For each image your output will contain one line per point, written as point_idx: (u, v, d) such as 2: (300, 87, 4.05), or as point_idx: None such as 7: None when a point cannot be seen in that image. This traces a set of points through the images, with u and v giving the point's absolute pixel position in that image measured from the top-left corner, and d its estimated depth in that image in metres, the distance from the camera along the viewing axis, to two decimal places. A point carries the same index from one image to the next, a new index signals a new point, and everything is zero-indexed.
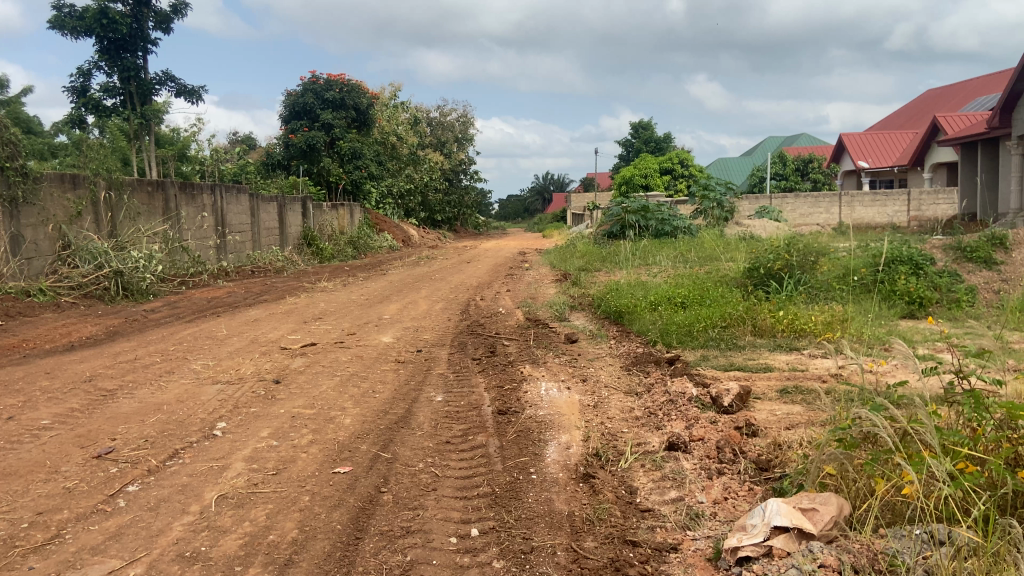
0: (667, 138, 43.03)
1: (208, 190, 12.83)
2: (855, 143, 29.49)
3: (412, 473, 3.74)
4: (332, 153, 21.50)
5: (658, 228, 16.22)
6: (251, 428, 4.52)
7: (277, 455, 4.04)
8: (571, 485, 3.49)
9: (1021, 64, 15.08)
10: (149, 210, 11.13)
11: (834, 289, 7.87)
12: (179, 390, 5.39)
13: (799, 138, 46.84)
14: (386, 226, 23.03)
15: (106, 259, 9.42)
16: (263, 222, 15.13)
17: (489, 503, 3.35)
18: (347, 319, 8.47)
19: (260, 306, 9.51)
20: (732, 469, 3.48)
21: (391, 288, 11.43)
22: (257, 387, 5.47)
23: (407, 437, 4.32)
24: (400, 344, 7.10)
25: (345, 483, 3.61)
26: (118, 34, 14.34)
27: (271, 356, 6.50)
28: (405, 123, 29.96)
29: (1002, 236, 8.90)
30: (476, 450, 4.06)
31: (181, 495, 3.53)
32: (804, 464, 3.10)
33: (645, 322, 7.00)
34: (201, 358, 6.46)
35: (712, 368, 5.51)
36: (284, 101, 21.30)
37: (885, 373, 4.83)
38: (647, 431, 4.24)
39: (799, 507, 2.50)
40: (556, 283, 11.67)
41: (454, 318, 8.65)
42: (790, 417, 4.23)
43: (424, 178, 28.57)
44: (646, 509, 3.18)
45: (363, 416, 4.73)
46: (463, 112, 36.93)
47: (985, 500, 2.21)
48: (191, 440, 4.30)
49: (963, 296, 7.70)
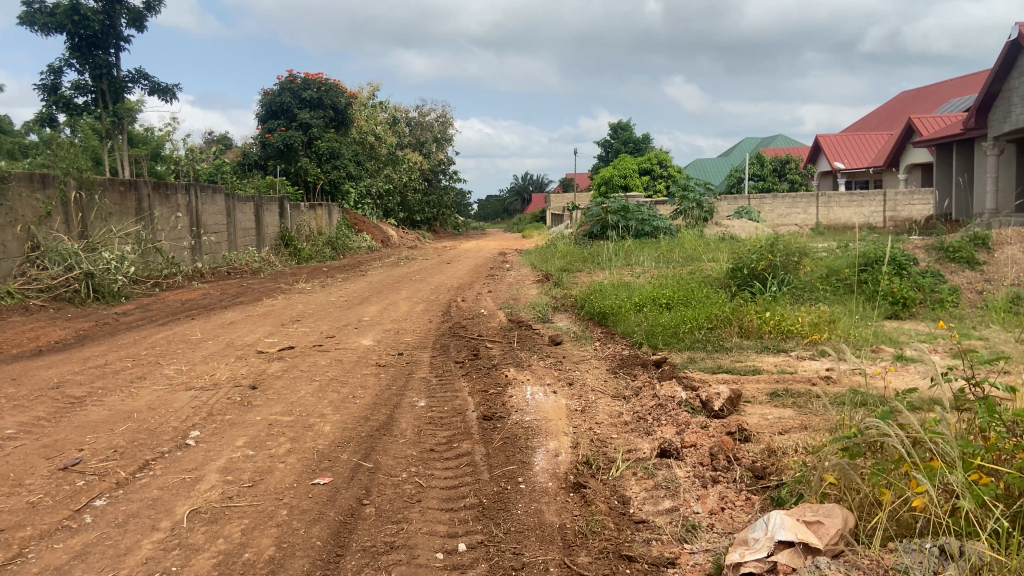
0: (645, 138, 43.12)
1: (183, 190, 12.53)
2: (832, 143, 29.72)
3: (395, 484, 3.58)
4: (310, 153, 21.20)
5: (639, 228, 16.16)
6: (226, 436, 4.34)
7: (253, 465, 3.86)
8: (562, 495, 3.36)
9: (998, 64, 15.21)
10: (121, 210, 10.83)
11: (817, 290, 7.85)
12: (151, 397, 5.19)
13: (775, 139, 47.22)
14: (365, 226, 22.79)
15: (76, 260, 9.15)
16: (239, 223, 14.83)
17: (476, 515, 3.21)
18: (326, 321, 8.28)
19: (236, 308, 9.29)
20: (727, 477, 3.37)
21: (370, 289, 11.23)
22: (232, 394, 5.27)
23: (390, 445, 4.16)
24: (380, 347, 6.93)
25: (325, 495, 3.45)
26: (90, 31, 13.99)
27: (247, 360, 6.30)
28: (383, 122, 29.71)
29: (983, 237, 8.92)
30: (461, 459, 3.92)
31: (151, 509, 3.35)
32: (803, 472, 3.00)
33: (630, 324, 6.91)
34: (174, 363, 6.25)
35: (699, 370, 5.42)
36: (260, 100, 20.99)
37: (878, 378, 4.77)
38: (637, 437, 4.13)
39: (803, 520, 2.39)
40: (538, 284, 11.55)
41: (435, 319, 8.49)
42: (783, 421, 4.14)
43: (403, 178, 28.33)
44: (640, 521, 3.06)
45: (343, 423, 4.56)
46: (442, 112, 36.76)
47: (1003, 515, 2.09)
48: (162, 451, 4.11)
49: (947, 297, 7.70)
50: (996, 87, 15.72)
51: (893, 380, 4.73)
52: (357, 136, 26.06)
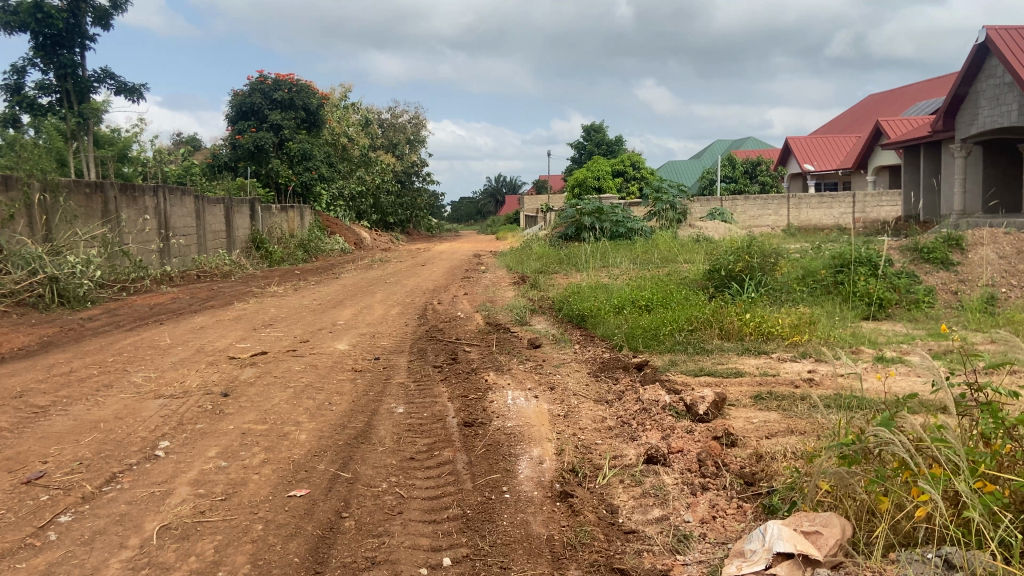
0: (618, 141, 43.28)
1: (150, 191, 12.23)
2: (801, 146, 30.06)
3: (375, 495, 3.46)
4: (281, 154, 20.90)
5: (614, 229, 16.15)
6: (197, 447, 4.18)
7: (226, 477, 3.71)
8: (548, 504, 3.27)
9: (964, 69, 15.45)
10: (87, 212, 10.53)
11: (794, 291, 7.88)
12: (118, 406, 4.99)
13: (744, 142, 47.70)
14: (338, 229, 22.54)
15: (40, 264, 8.86)
16: (209, 225, 14.53)
17: (460, 527, 3.10)
18: (300, 325, 8.11)
19: (206, 313, 9.07)
20: (716, 484, 3.30)
21: (344, 292, 11.06)
22: (203, 402, 5.09)
23: (368, 454, 4.03)
24: (356, 351, 6.79)
25: (302, 509, 3.32)
26: (54, 30, 13.61)
27: (218, 367, 6.12)
28: (356, 124, 29.46)
29: (957, 238, 9.02)
30: (443, 467, 3.81)
31: (119, 525, 3.20)
32: (796, 478, 2.95)
33: (609, 326, 6.85)
34: (142, 370, 6.04)
35: (682, 373, 5.36)
36: (230, 101, 20.64)
37: (861, 380, 4.76)
38: (622, 442, 4.05)
39: (801, 531, 2.33)
40: (514, 285, 11.46)
41: (412, 323, 8.34)
42: (768, 425, 4.08)
43: (376, 180, 28.10)
44: (630, 531, 2.98)
45: (320, 432, 4.42)
46: (415, 114, 36.57)
47: (1011, 525, 2.05)
48: (130, 463, 3.94)
49: (922, 297, 7.75)
50: (964, 90, 15.97)
51: (878, 381, 4.72)
52: (329, 137, 25.80)
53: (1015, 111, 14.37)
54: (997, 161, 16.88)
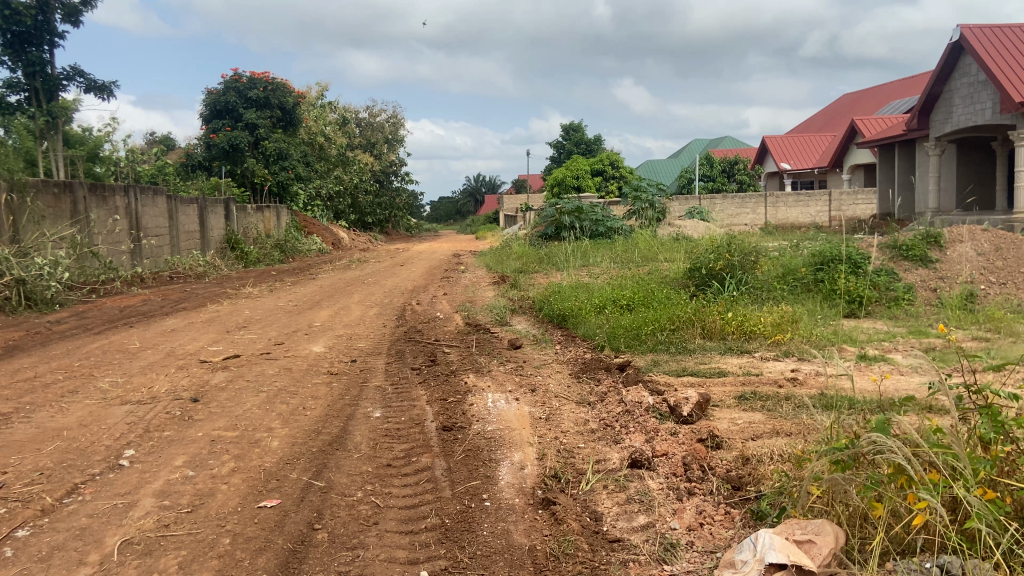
0: (597, 140, 43.32)
1: (121, 191, 11.93)
2: (778, 144, 30.23)
3: (350, 505, 3.32)
4: (257, 153, 20.57)
5: (593, 228, 16.08)
6: (164, 456, 4.01)
7: (193, 488, 3.55)
8: (530, 512, 3.15)
9: (939, 67, 15.59)
10: (55, 212, 10.23)
11: (775, 290, 7.83)
12: (83, 413, 4.80)
13: (723, 140, 47.93)
14: (315, 229, 22.29)
15: (6, 265, 8.59)
16: (182, 225, 14.23)
17: (438, 538, 2.98)
18: (275, 327, 7.93)
19: (179, 315, 8.86)
20: (702, 489, 3.21)
21: (321, 293, 10.85)
22: (172, 408, 4.91)
23: (343, 461, 3.89)
24: (332, 353, 6.64)
25: (273, 520, 3.17)
26: (21, 27, 13.25)
27: (189, 371, 5.92)
28: (332, 123, 29.17)
29: (936, 235, 9.02)
30: (421, 474, 3.67)
31: (79, 540, 3.03)
32: (785, 483, 2.86)
33: (590, 326, 6.75)
34: (109, 375, 5.84)
35: (664, 373, 5.27)
36: (204, 99, 20.28)
37: (845, 380, 4.71)
38: (605, 446, 3.95)
39: (793, 539, 2.24)
40: (494, 285, 11.35)
41: (390, 324, 8.19)
42: (754, 426, 4.00)
43: (354, 179, 27.85)
44: (614, 540, 2.87)
45: (293, 438, 4.27)
46: (393, 113, 36.29)
47: (1013, 533, 1.98)
48: (93, 473, 3.77)
49: (901, 295, 7.73)
50: (939, 88, 16.10)
51: (863, 381, 4.66)
52: (306, 136, 25.54)
53: (989, 109, 14.53)
54: (970, 159, 17.15)
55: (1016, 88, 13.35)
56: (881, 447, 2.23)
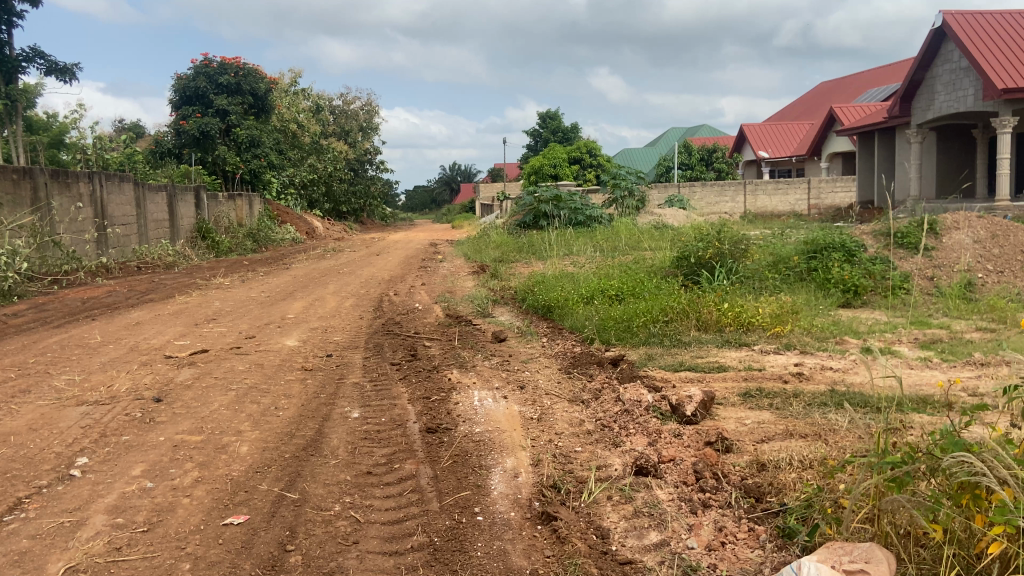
0: (574, 129, 43.04)
1: (85, 177, 11.33)
2: (755, 133, 30.11)
3: (327, 521, 2.97)
4: (228, 141, 19.89)
5: (572, 217, 15.79)
6: (120, 465, 3.62)
7: (150, 503, 3.18)
8: (527, 529, 2.83)
9: (920, 53, 15.46)
10: (14, 199, 9.65)
11: (766, 278, 7.59)
12: (34, 416, 4.38)
13: (700, 128, 47.76)
14: (287, 218, 21.70)
15: None
16: (150, 214, 13.64)
17: (426, 560, 2.64)
18: (246, 319, 7.51)
19: (145, 307, 8.38)
20: (718, 500, 2.91)
21: (295, 283, 10.43)
22: (132, 409, 4.50)
23: (319, 469, 3.53)
24: (307, 347, 6.24)
25: (240, 540, 2.82)
26: None
27: (152, 368, 5.51)
28: (306, 111, 28.46)
29: (930, 222, 8.85)
30: (405, 484, 3.33)
31: (16, 568, 2.65)
32: (815, 495, 2.61)
33: (579, 317, 6.45)
34: (66, 373, 5.39)
35: (660, 368, 4.97)
36: (173, 85, 19.63)
37: (881, 378, 4.42)
38: (604, 450, 3.64)
39: (842, 569, 1.95)
40: (474, 275, 10.98)
41: (367, 316, 7.81)
42: (764, 427, 3.72)
43: (328, 168, 27.29)
44: (626, 562, 2.56)
45: (264, 442, 3.90)
46: (367, 100, 35.62)
47: None
48: (39, 486, 3.36)
49: (897, 283, 7.50)
50: (921, 74, 15.97)
51: (900, 380, 4.38)
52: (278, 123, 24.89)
53: (970, 95, 14.44)
54: (950, 146, 17.16)
55: (999, 75, 13.25)
56: (961, 467, 1.91)
